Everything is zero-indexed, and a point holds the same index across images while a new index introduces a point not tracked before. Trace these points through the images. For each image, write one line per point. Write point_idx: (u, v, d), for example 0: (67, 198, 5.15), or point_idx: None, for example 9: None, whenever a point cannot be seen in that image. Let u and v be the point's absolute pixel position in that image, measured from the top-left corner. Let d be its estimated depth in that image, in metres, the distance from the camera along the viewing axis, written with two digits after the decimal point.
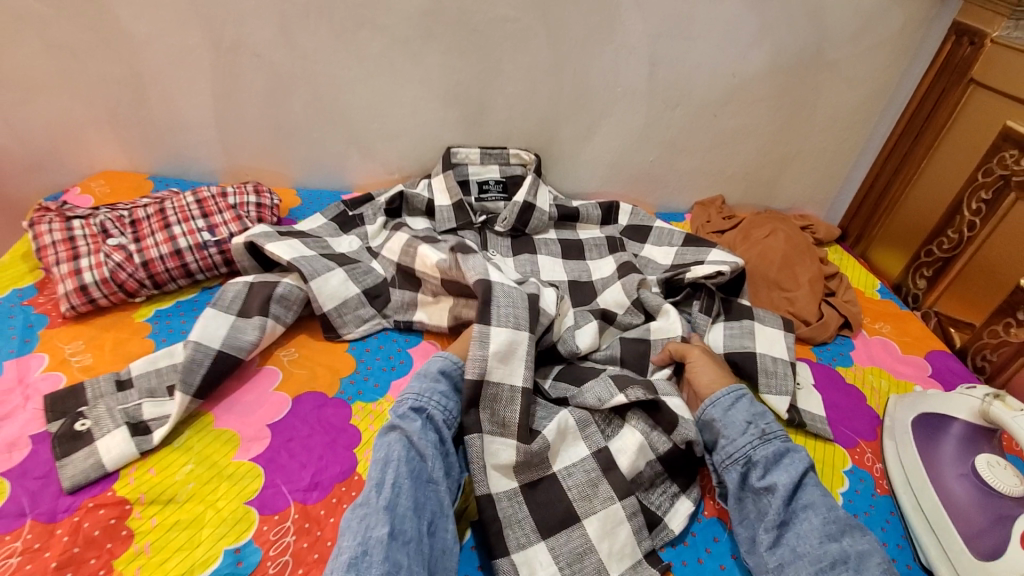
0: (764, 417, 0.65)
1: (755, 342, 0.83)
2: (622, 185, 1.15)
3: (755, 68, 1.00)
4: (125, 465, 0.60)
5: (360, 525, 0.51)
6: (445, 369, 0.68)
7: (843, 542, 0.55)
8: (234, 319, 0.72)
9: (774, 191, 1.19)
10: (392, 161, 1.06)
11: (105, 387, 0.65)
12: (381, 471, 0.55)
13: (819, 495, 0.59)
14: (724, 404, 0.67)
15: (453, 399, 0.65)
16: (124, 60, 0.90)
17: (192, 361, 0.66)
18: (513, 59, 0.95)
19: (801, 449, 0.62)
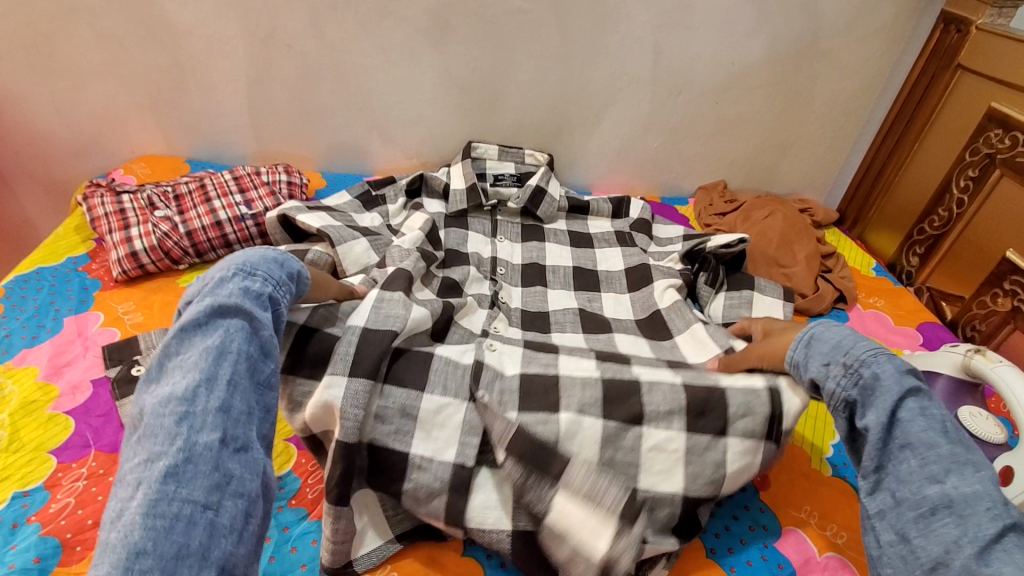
0: (845, 348, 0.56)
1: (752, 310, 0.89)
2: (628, 169, 1.20)
3: (754, 57, 1.06)
4: None
5: (181, 429, 0.47)
6: (289, 258, 0.61)
7: (946, 485, 0.48)
8: None
9: (775, 175, 1.24)
10: (411, 146, 1.13)
11: (156, 340, 0.70)
12: (212, 366, 0.50)
13: (917, 432, 0.50)
14: (799, 351, 0.60)
15: (287, 279, 0.59)
16: (166, 50, 0.97)
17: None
18: (526, 48, 1.02)
19: (889, 376, 0.53)
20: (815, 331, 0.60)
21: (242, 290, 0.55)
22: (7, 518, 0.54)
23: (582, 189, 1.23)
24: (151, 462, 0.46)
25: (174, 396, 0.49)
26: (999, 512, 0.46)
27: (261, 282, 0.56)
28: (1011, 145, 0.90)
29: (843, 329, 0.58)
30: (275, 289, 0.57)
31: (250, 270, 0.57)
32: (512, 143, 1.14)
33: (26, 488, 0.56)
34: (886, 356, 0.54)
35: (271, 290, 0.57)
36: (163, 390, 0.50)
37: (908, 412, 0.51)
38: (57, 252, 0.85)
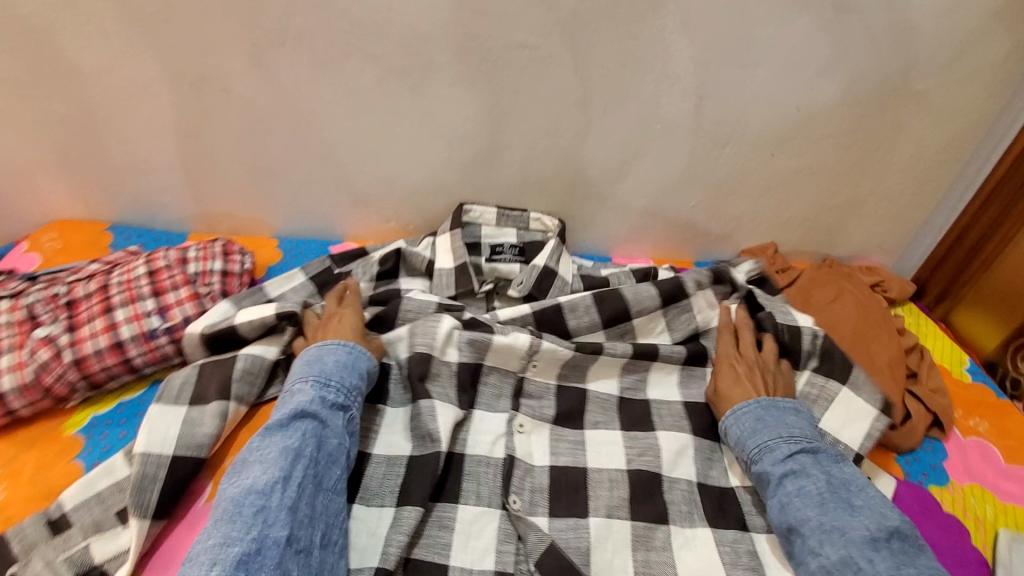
0: (740, 442, 0.64)
1: (827, 411, 0.71)
2: (657, 231, 0.98)
3: (826, 101, 0.82)
4: None
5: (255, 522, 0.47)
6: (357, 358, 0.64)
7: (823, 557, 0.51)
8: (186, 410, 0.60)
9: (837, 237, 1.01)
10: (388, 207, 0.91)
11: (35, 534, 0.52)
12: (290, 464, 0.51)
13: (796, 512, 0.55)
14: (728, 423, 0.66)
15: (358, 390, 0.62)
16: (71, 96, 0.76)
17: (144, 479, 0.54)
18: (533, 93, 0.79)
19: (768, 466, 0.60)
20: (729, 423, 0.66)
21: (319, 398, 0.58)
22: None
23: (598, 254, 1.01)
24: (225, 545, 0.45)
25: (249, 488, 0.49)
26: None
27: (336, 391, 0.60)
28: None
29: (747, 420, 0.65)
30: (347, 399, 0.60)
31: (326, 381, 0.60)
32: (514, 204, 0.92)
33: None
34: (780, 448, 0.61)
35: (343, 399, 0.60)
36: (240, 481, 0.50)
37: (785, 495, 0.57)
38: None
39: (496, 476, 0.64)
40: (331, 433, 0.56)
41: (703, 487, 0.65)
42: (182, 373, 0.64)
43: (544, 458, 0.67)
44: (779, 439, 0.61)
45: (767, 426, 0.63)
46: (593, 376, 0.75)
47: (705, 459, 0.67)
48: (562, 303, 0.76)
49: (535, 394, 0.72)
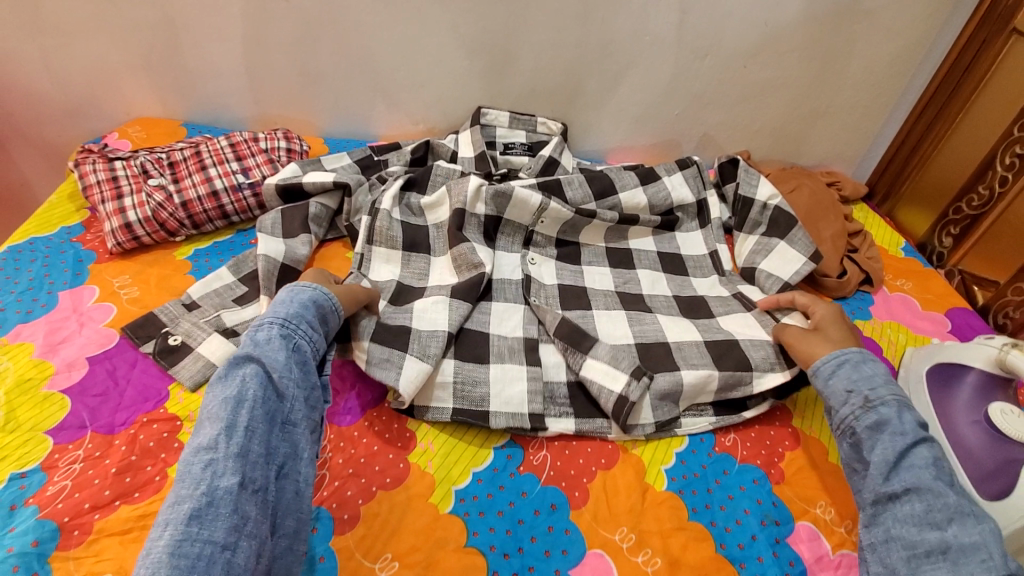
0: (872, 382, 0.61)
1: (766, 259, 0.88)
2: (645, 139, 1.14)
3: (789, 17, 0.97)
4: (201, 381, 0.65)
5: (205, 476, 0.45)
6: (303, 294, 0.62)
7: (947, 533, 0.51)
8: (283, 240, 0.78)
9: (802, 147, 1.16)
10: (417, 111, 1.07)
11: (176, 310, 0.71)
12: (233, 413, 0.49)
13: (927, 479, 0.54)
14: (824, 373, 0.64)
15: (308, 322, 0.60)
16: (157, 4, 0.92)
17: (270, 272, 0.74)
18: (541, 6, 0.94)
19: (900, 423, 0.58)
20: (850, 356, 0.64)
21: (253, 341, 0.55)
22: (3, 499, 0.54)
23: (595, 158, 1.17)
24: (177, 505, 0.44)
25: (195, 446, 0.47)
26: (994, 565, 0.48)
27: (274, 326, 0.57)
28: None
29: (859, 368, 0.63)
30: (295, 328, 0.59)
31: (263, 321, 0.58)
32: (523, 109, 1.08)
33: (22, 469, 0.56)
34: (896, 405, 0.59)
35: (286, 333, 0.58)
36: (188, 442, 0.49)
37: (919, 459, 0.56)
38: (50, 221, 0.82)
39: (518, 288, 0.82)
40: (276, 370, 0.54)
41: (677, 299, 0.86)
42: (270, 214, 0.81)
43: (552, 279, 0.86)
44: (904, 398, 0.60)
45: (881, 381, 0.61)
46: (585, 234, 0.92)
47: (677, 284, 0.89)
48: (561, 178, 0.94)
49: (543, 241, 0.90)
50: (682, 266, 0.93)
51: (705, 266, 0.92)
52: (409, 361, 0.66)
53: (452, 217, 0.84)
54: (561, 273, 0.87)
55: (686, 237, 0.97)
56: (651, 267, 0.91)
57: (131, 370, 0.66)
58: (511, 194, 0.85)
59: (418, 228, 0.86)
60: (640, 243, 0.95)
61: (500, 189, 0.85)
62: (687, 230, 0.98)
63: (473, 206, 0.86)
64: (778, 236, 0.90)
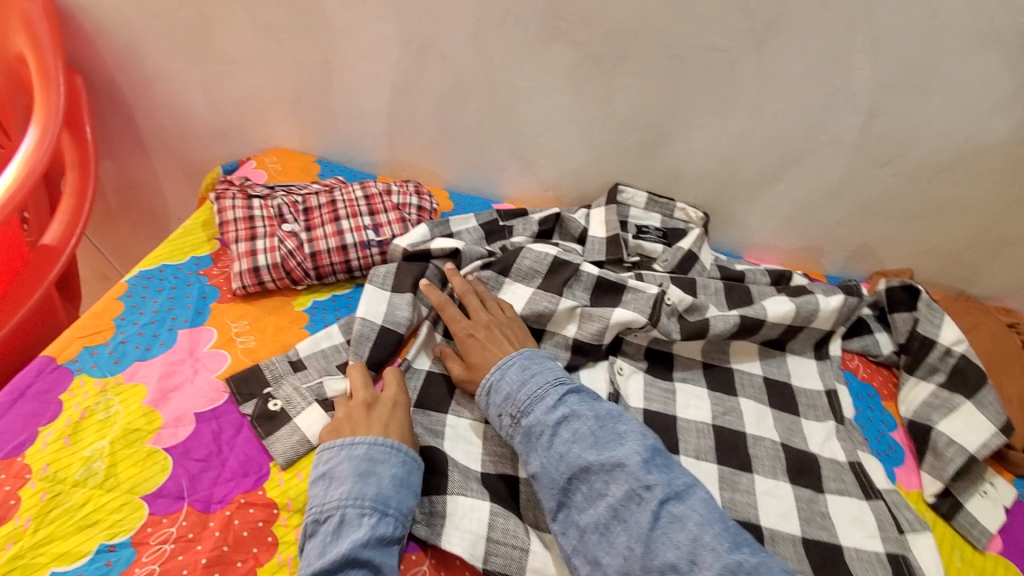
0: (512, 399, 0.62)
1: (945, 417, 0.74)
2: (792, 240, 1.03)
3: (998, 137, 0.84)
4: (293, 465, 0.60)
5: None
6: (411, 473, 0.57)
7: (608, 497, 0.53)
8: (390, 296, 0.75)
9: (978, 276, 1.00)
10: (548, 178, 1.02)
11: (282, 369, 0.67)
12: None
13: (573, 457, 0.55)
14: (495, 387, 0.63)
15: (412, 513, 0.55)
16: (320, 47, 0.93)
17: (362, 336, 0.70)
18: (710, 91, 0.87)
19: (540, 415, 0.59)
20: (492, 378, 0.64)
21: (375, 537, 0.50)
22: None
23: (731, 251, 1.07)
24: None
25: None
26: (648, 502, 0.51)
27: (393, 522, 0.52)
28: None
29: (513, 375, 0.63)
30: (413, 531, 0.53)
31: (385, 502, 0.53)
32: (663, 191, 1.00)
33: (112, 540, 0.52)
34: (552, 396, 0.60)
35: (399, 531, 0.52)
36: None
37: (563, 443, 0.56)
38: (182, 248, 0.82)
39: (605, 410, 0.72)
40: None
41: (786, 448, 0.71)
42: (387, 268, 0.77)
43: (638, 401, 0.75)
44: (546, 387, 0.61)
45: (532, 376, 0.62)
46: (680, 346, 0.80)
47: (785, 428, 0.74)
48: (695, 279, 0.88)
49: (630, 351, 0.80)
50: (791, 401, 0.78)
51: (818, 407, 0.77)
52: (452, 508, 0.58)
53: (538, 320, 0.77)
54: (649, 393, 0.76)
55: (797, 361, 0.83)
56: (755, 398, 0.77)
57: (235, 435, 0.61)
58: (609, 327, 0.75)
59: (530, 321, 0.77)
60: (745, 364, 0.82)
61: (599, 321, 0.75)
62: (800, 353, 0.84)
63: (562, 326, 0.77)
64: (963, 394, 0.76)
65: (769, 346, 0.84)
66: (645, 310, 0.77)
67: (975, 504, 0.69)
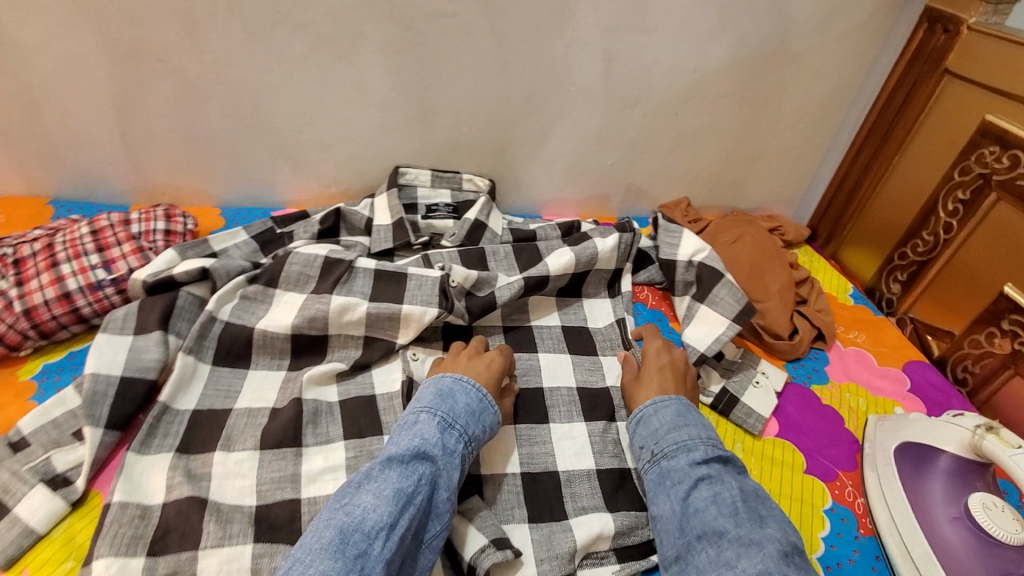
0: (656, 437, 0.64)
1: (692, 326, 0.82)
2: (580, 189, 1.07)
3: (718, 63, 0.92)
4: (16, 564, 0.51)
5: (355, 566, 0.47)
6: (485, 411, 0.63)
7: (736, 569, 0.50)
8: (132, 339, 0.65)
9: (742, 191, 1.12)
10: (326, 173, 0.97)
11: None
12: (398, 513, 0.51)
13: (709, 520, 0.54)
14: (644, 419, 0.66)
15: (479, 441, 0.61)
16: (7, 70, 0.80)
17: (96, 394, 0.60)
18: (456, 58, 0.86)
19: (681, 467, 0.60)
20: (645, 412, 0.67)
21: (441, 442, 0.57)
22: None
23: (529, 212, 1.09)
24: None
25: (358, 525, 0.49)
26: None
27: (459, 437, 0.59)
28: (1011, 165, 0.78)
29: (665, 416, 0.65)
30: (471, 445, 0.60)
31: (453, 421, 0.60)
32: (446, 166, 1.00)
33: None
34: (700, 450, 0.61)
35: (464, 448, 0.59)
36: (351, 508, 0.51)
37: (701, 500, 0.56)
38: None
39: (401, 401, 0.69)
40: (443, 484, 0.55)
41: (581, 389, 0.76)
42: (123, 308, 0.68)
43: None
44: (693, 441, 0.62)
45: (686, 425, 0.64)
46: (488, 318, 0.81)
47: (586, 370, 0.78)
48: (485, 248, 0.88)
49: (427, 339, 0.78)
50: (590, 342, 0.83)
51: (614, 341, 0.82)
52: (204, 564, 0.53)
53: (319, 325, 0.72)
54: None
55: (593, 304, 0.87)
56: (554, 346, 0.81)
57: None
58: (399, 316, 0.73)
59: (303, 330, 0.71)
60: (544, 319, 0.84)
61: (383, 311, 0.73)
62: (595, 296, 0.88)
63: (348, 326, 0.72)
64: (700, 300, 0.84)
65: (565, 295, 0.87)
66: (434, 298, 0.76)
67: (747, 395, 0.77)
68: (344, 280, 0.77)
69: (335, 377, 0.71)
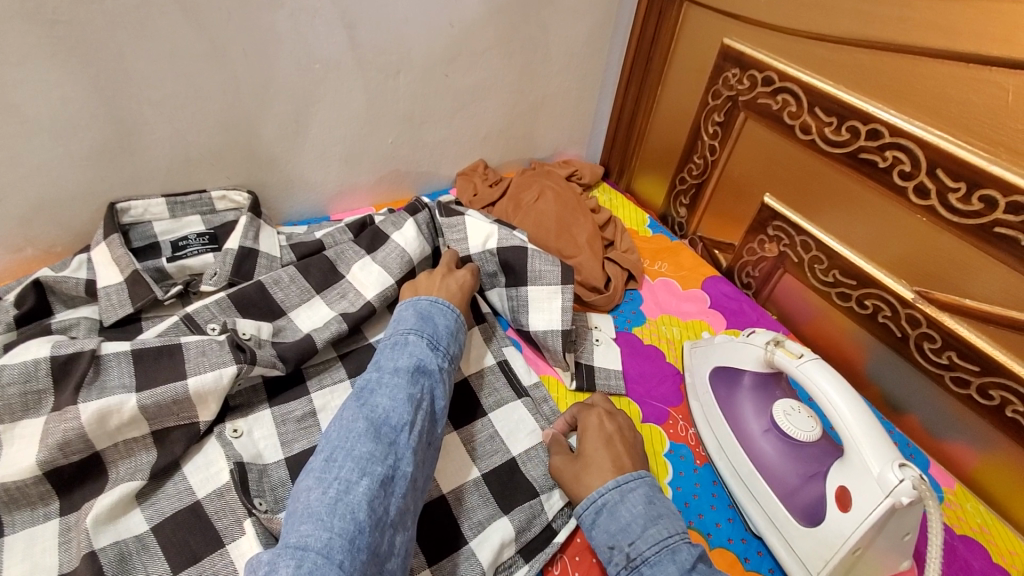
0: (630, 535, 0.52)
1: (529, 317, 0.78)
2: (366, 176, 0.95)
3: (474, 13, 0.84)
4: None
5: (389, 455, 0.49)
6: (459, 329, 0.66)
7: None
8: None
9: (534, 141, 1.08)
10: (12, 232, 0.72)
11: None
12: (413, 412, 0.53)
13: None
14: (603, 510, 0.54)
15: (458, 355, 0.64)
16: None
17: None
18: (147, 52, 0.66)
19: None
20: (609, 498, 0.55)
21: (433, 355, 0.60)
22: None
23: (315, 214, 0.95)
24: (348, 487, 0.46)
25: (382, 425, 0.51)
26: None
27: (444, 351, 0.61)
28: (750, 85, 0.84)
29: (637, 506, 0.54)
30: (453, 363, 0.63)
31: (439, 342, 0.62)
32: (187, 187, 0.80)
33: None
34: (687, 551, 0.50)
35: (449, 362, 0.62)
36: (369, 411, 0.52)
37: None
38: None
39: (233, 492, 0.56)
40: (440, 391, 0.58)
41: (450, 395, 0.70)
42: None
43: (276, 449, 0.62)
44: (676, 540, 0.51)
45: (659, 518, 0.53)
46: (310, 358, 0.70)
47: None
48: (262, 281, 0.72)
49: (241, 406, 0.64)
50: None
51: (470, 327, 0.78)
52: None
53: (78, 446, 0.53)
54: (284, 434, 0.63)
55: None
56: None
57: None
58: (189, 395, 0.58)
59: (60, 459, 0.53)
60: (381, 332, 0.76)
61: (164, 396, 0.57)
62: None
63: (121, 429, 0.55)
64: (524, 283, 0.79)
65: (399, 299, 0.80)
66: (226, 357, 0.61)
67: (595, 355, 0.79)
68: (94, 379, 0.56)
69: (133, 500, 0.54)
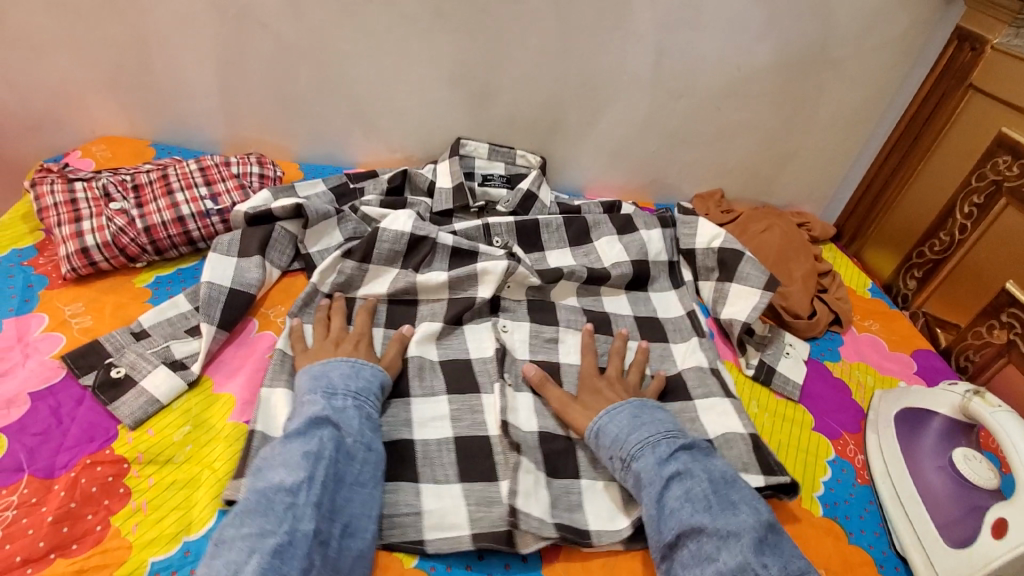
0: (621, 442, 0.63)
1: (725, 306, 0.91)
2: (622, 174, 1.16)
3: (761, 62, 1.00)
4: (172, 398, 0.65)
5: (285, 516, 0.51)
6: (361, 367, 0.67)
7: (719, 561, 0.52)
8: (237, 261, 0.77)
9: (775, 187, 1.19)
10: (395, 140, 1.07)
11: (123, 339, 0.69)
12: (311, 467, 0.55)
13: (687, 519, 0.56)
14: (602, 430, 0.66)
15: (370, 390, 0.65)
16: (130, 22, 0.93)
17: (211, 297, 0.72)
18: (523, 44, 0.96)
19: (650, 469, 0.60)
20: (599, 422, 0.66)
21: (330, 405, 0.61)
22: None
23: (574, 192, 1.18)
24: (260, 535, 0.50)
25: (274, 488, 0.53)
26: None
27: (346, 396, 0.63)
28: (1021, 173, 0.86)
29: (622, 420, 0.66)
30: (358, 403, 0.63)
31: (335, 387, 0.63)
32: (502, 142, 1.09)
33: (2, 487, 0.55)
34: (664, 447, 0.61)
35: (357, 401, 0.63)
36: (265, 477, 0.54)
37: (675, 500, 0.57)
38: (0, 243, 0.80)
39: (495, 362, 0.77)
40: (348, 433, 0.59)
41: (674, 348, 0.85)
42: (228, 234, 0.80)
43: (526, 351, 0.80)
44: (656, 438, 0.63)
45: (642, 424, 0.64)
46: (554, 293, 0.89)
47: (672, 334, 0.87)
48: (539, 220, 0.96)
49: (509, 308, 0.85)
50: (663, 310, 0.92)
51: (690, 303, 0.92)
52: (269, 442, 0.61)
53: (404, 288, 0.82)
54: (532, 342, 0.81)
55: (660, 297, 0.94)
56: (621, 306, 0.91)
57: (76, 407, 0.62)
58: (476, 271, 0.83)
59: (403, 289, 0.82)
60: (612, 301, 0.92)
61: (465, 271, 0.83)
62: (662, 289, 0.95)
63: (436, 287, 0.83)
64: (730, 278, 0.92)
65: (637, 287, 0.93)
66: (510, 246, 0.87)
67: (784, 363, 0.85)
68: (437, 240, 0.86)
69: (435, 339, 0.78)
